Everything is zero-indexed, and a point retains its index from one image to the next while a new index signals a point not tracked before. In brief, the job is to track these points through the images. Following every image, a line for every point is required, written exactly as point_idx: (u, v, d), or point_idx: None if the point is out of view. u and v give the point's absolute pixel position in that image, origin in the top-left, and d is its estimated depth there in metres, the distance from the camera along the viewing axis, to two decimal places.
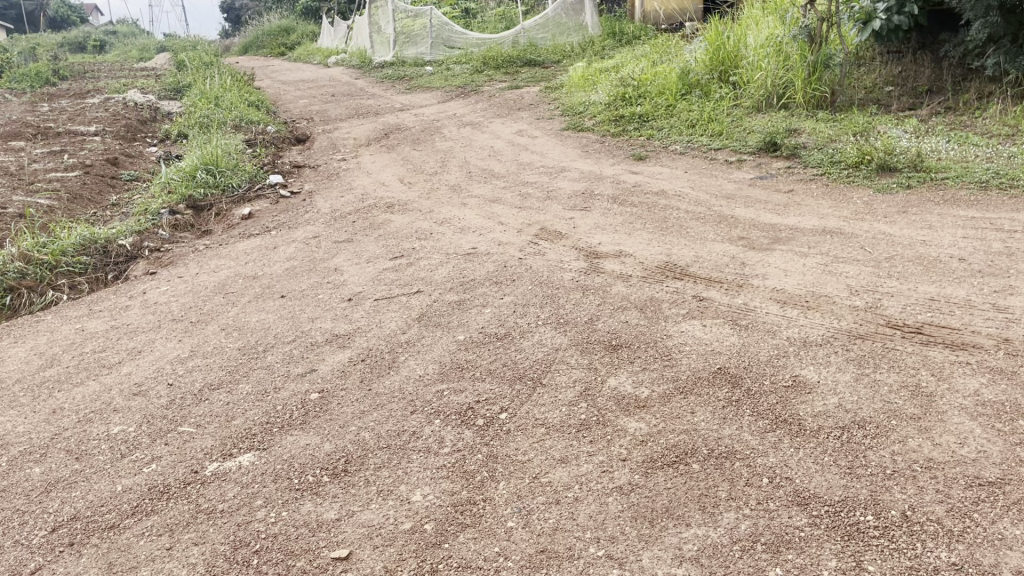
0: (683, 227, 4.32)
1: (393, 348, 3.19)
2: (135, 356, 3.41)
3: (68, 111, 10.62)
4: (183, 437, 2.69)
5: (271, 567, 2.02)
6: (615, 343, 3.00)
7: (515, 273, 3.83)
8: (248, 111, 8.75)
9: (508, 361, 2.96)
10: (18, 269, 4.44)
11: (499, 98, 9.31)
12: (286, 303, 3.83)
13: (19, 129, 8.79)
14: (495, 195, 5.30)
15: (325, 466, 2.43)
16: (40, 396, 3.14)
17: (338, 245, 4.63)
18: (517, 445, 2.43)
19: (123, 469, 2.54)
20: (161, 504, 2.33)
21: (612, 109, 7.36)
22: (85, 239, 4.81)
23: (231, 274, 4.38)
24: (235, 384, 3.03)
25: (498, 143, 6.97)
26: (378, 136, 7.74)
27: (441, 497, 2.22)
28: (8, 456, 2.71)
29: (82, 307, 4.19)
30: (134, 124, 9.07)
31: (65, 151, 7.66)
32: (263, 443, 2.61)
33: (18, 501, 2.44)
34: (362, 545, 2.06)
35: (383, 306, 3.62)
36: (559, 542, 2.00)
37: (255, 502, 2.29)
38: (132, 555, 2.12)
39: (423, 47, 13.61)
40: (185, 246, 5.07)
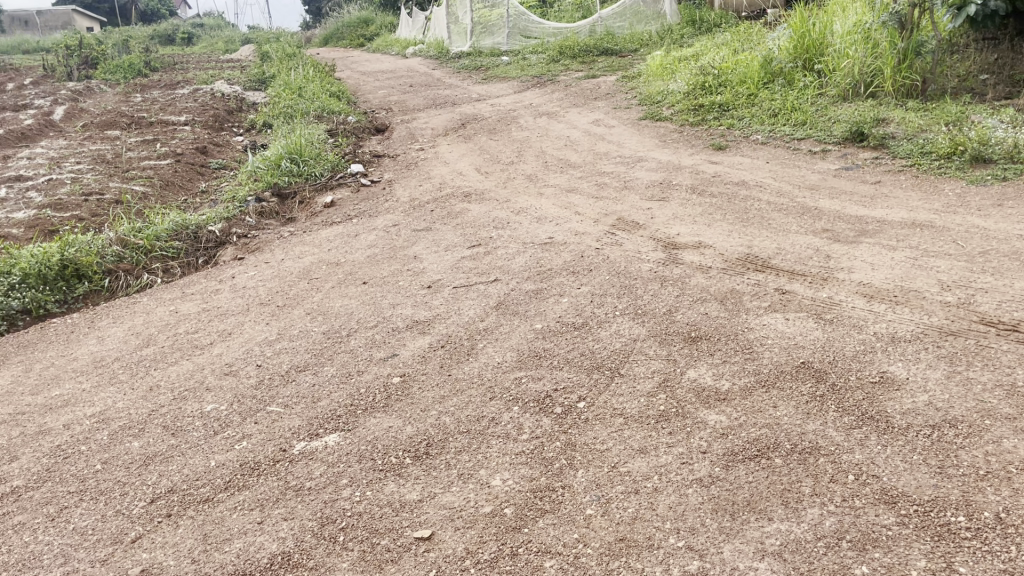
0: (764, 218, 4.25)
1: (472, 335, 3.23)
2: (226, 338, 3.54)
3: (159, 101, 11.02)
4: (272, 416, 2.79)
5: (357, 544, 2.08)
6: (695, 334, 2.98)
7: (592, 263, 3.82)
8: (330, 102, 8.93)
9: (586, 350, 2.97)
10: (115, 252, 4.65)
11: (576, 87, 9.28)
12: (368, 289, 3.92)
13: (114, 119, 9.18)
14: (571, 185, 5.31)
15: (408, 448, 2.49)
16: (138, 373, 3.30)
17: (417, 233, 4.71)
18: (596, 433, 2.44)
19: (216, 445, 2.65)
20: (252, 480, 2.43)
21: (691, 98, 7.27)
22: (177, 225, 5.01)
23: (315, 260, 4.50)
24: (321, 367, 3.13)
25: (574, 133, 6.95)
26: (455, 126, 7.81)
27: (520, 483, 2.25)
28: (111, 429, 2.85)
29: (175, 290, 4.37)
30: (222, 115, 9.38)
31: (158, 140, 7.98)
32: (348, 424, 2.68)
33: (120, 472, 2.57)
34: (444, 526, 2.11)
35: (462, 294, 3.67)
36: (638, 531, 2.00)
37: (341, 481, 2.37)
38: (226, 527, 2.22)
39: (500, 37, 13.64)
40: (270, 232, 5.23)
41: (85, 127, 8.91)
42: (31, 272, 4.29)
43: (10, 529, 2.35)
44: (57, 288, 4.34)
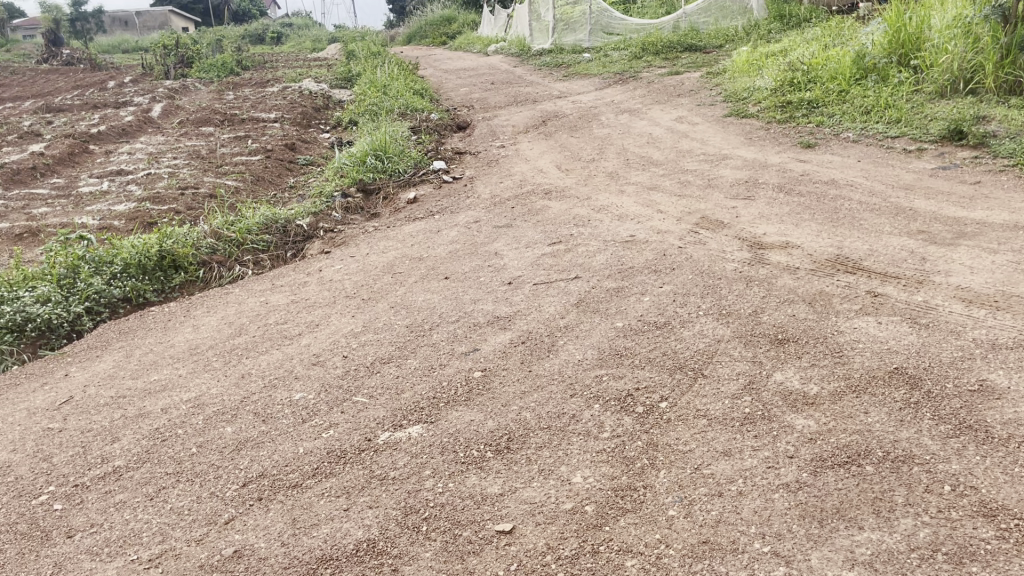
0: (855, 218, 4.12)
1: (553, 332, 3.23)
2: (313, 329, 3.64)
3: (251, 98, 11.38)
4: (358, 406, 2.86)
5: (439, 534, 2.12)
6: (782, 336, 2.92)
7: (675, 262, 3.78)
8: (413, 99, 9.07)
9: (668, 350, 2.94)
10: (210, 244, 4.84)
11: (658, 84, 9.18)
12: (449, 284, 3.97)
13: (208, 115, 9.53)
14: (654, 183, 5.26)
15: (489, 442, 2.51)
16: (232, 361, 3.43)
17: (498, 229, 4.74)
18: (679, 434, 2.42)
19: (305, 433, 2.73)
20: (338, 468, 2.50)
21: (778, 94, 7.11)
22: (267, 219, 5.17)
23: (398, 255, 4.58)
24: (404, 359, 3.19)
25: (657, 130, 6.88)
26: (536, 123, 7.82)
27: (601, 480, 2.25)
28: (205, 414, 2.97)
29: (265, 282, 4.51)
30: (309, 112, 9.63)
31: (249, 137, 8.25)
32: (431, 416, 2.73)
33: (214, 456, 2.67)
34: (526, 520, 2.13)
35: (542, 291, 3.68)
36: (722, 534, 1.98)
37: (424, 472, 2.41)
38: (314, 513, 2.29)
39: (582, 34, 13.58)
40: (356, 227, 5.34)
41: (181, 124, 9.27)
42: (132, 262, 4.48)
43: (112, 506, 2.45)
44: (155, 278, 4.53)
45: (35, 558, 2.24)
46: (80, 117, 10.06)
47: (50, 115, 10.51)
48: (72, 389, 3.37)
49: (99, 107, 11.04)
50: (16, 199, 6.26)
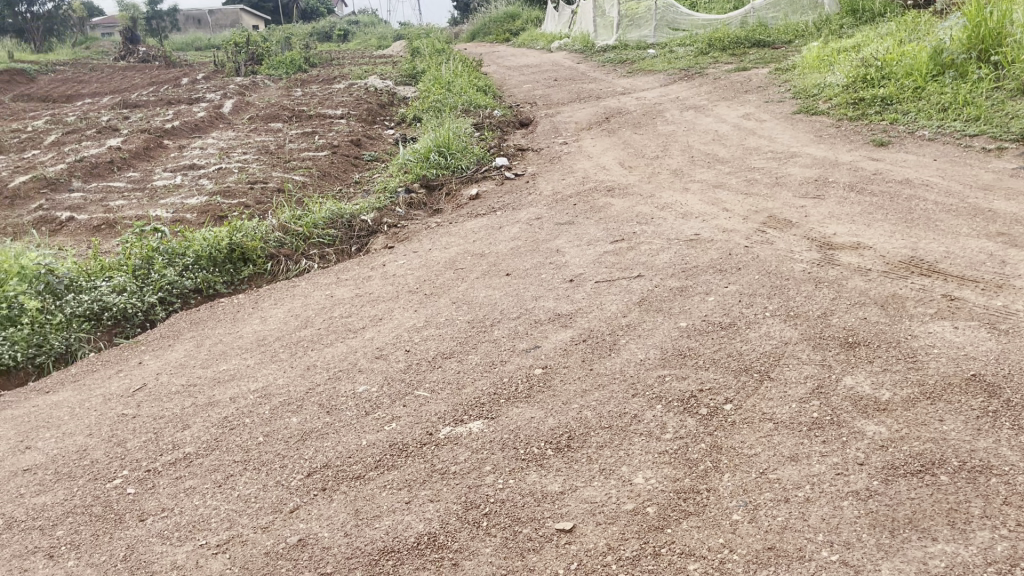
0: (930, 219, 3.99)
1: (615, 331, 3.20)
2: (376, 323, 3.69)
3: (318, 95, 11.59)
4: (419, 400, 2.89)
5: (499, 530, 2.12)
6: (853, 340, 2.84)
7: (741, 262, 3.71)
8: (477, 95, 9.10)
9: (733, 351, 2.89)
10: (278, 238, 4.94)
11: (725, 80, 9.03)
12: (511, 280, 3.98)
13: (277, 111, 9.74)
14: (719, 180, 5.17)
15: (550, 440, 2.51)
16: (297, 353, 3.49)
17: (560, 227, 4.72)
18: (744, 437, 2.38)
19: (368, 425, 2.77)
20: (400, 461, 2.52)
21: (850, 91, 6.93)
22: (333, 214, 5.26)
23: (460, 251, 4.60)
24: (466, 354, 3.20)
25: (723, 127, 6.77)
26: (600, 120, 7.78)
27: (663, 482, 2.22)
28: (272, 404, 3.03)
29: (330, 276, 4.58)
30: (375, 108, 9.76)
31: (316, 133, 8.39)
32: (492, 412, 2.73)
33: (280, 446, 2.72)
34: (586, 520, 2.11)
35: (604, 289, 3.65)
36: (789, 541, 1.93)
37: (484, 467, 2.41)
38: (376, 504, 2.31)
39: (647, 30, 13.45)
40: (419, 222, 5.39)
41: (251, 120, 9.49)
42: (203, 255, 4.61)
43: (182, 491, 2.52)
44: (225, 270, 4.65)
45: (110, 539, 2.31)
46: (155, 113, 10.39)
47: (127, 110, 10.88)
48: (146, 377, 3.48)
49: (173, 103, 11.37)
50: (95, 192, 6.49)
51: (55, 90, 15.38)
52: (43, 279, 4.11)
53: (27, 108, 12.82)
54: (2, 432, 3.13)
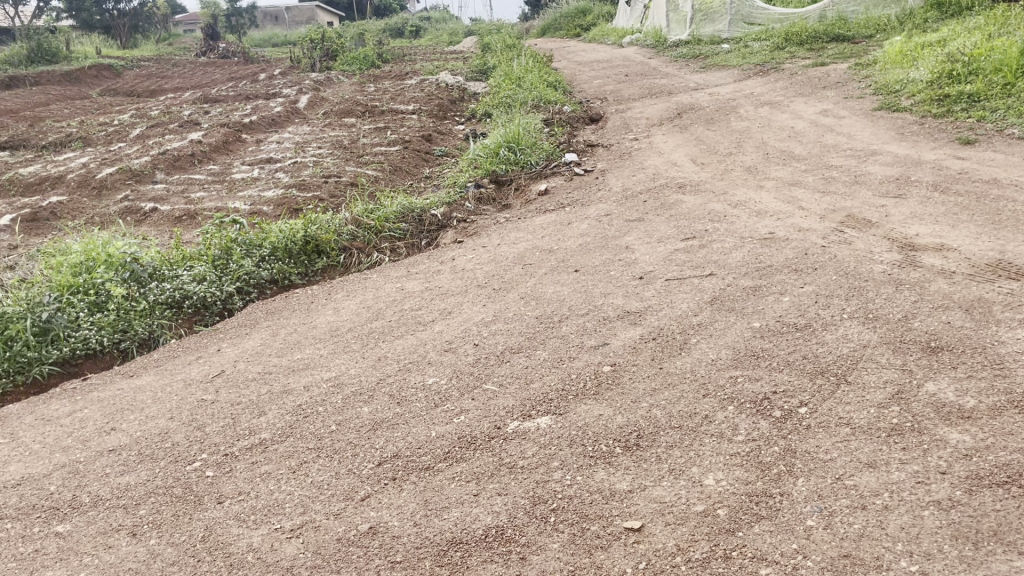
0: (1020, 220, 3.83)
1: (686, 330, 3.16)
2: (446, 317, 3.73)
3: (390, 91, 11.75)
4: (488, 394, 2.90)
5: (567, 526, 2.12)
6: (935, 344, 2.74)
7: (818, 262, 3.62)
8: (547, 91, 9.08)
9: (809, 353, 2.82)
10: (351, 231, 5.03)
11: (802, 75, 8.82)
12: (580, 277, 3.96)
13: (350, 106, 9.91)
14: (795, 178, 5.05)
15: (618, 438, 2.49)
16: (369, 344, 3.55)
17: (630, 223, 4.68)
18: (819, 442, 2.32)
19: (437, 417, 2.80)
20: (468, 453, 2.55)
21: (934, 87, 6.70)
22: (404, 208, 5.33)
23: (529, 247, 4.60)
24: (534, 349, 3.21)
25: (800, 123, 6.62)
26: (671, 116, 7.68)
27: (734, 484, 2.18)
28: (344, 394, 3.09)
29: (401, 269, 4.64)
30: (446, 104, 9.85)
31: (388, 128, 8.51)
32: (560, 408, 2.73)
33: (351, 434, 2.78)
34: (655, 519, 2.09)
35: (675, 287, 3.61)
36: (865, 549, 1.88)
37: (552, 463, 2.41)
38: (445, 496, 2.34)
39: (721, 24, 13.24)
40: (488, 218, 5.42)
41: (326, 115, 9.68)
42: (279, 246, 4.72)
43: (257, 476, 2.59)
44: (299, 262, 4.76)
45: (189, 520, 2.39)
46: (234, 107, 10.69)
47: (207, 105, 11.21)
48: (224, 363, 3.59)
49: (251, 98, 11.68)
50: (177, 184, 6.71)
51: (140, 85, 15.97)
52: (128, 267, 4.27)
53: (114, 102, 13.34)
54: (89, 412, 3.26)
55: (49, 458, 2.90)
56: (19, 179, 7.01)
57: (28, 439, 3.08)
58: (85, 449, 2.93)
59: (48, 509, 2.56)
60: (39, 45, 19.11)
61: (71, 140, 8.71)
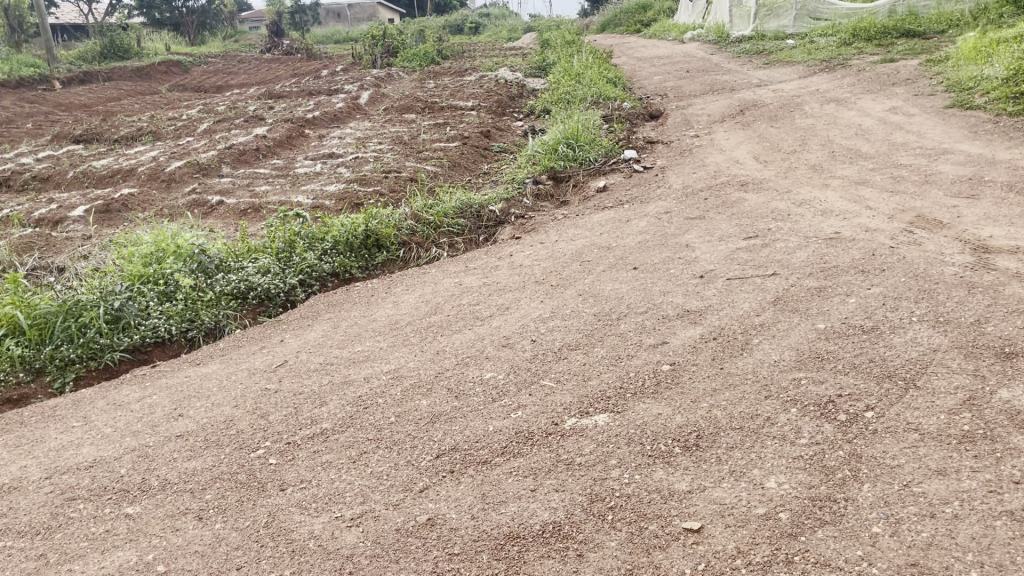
0: None
1: (747, 330, 3.12)
2: (504, 312, 3.74)
3: (450, 87, 11.83)
4: (545, 390, 2.90)
5: (625, 525, 2.11)
6: (1009, 351, 2.65)
7: (886, 263, 3.52)
8: (607, 87, 9.02)
9: (876, 356, 2.75)
10: (410, 226, 5.08)
11: (871, 72, 8.60)
12: (638, 274, 3.94)
13: (411, 102, 10.00)
14: (862, 177, 4.93)
15: (677, 437, 2.47)
16: (427, 338, 3.59)
17: (690, 221, 4.63)
18: (886, 447, 2.26)
19: (494, 412, 2.81)
20: (526, 449, 2.55)
21: (1010, 84, 6.46)
22: (462, 204, 5.36)
23: (587, 243, 4.59)
24: (592, 347, 3.20)
25: (867, 121, 6.45)
26: (733, 112, 7.57)
27: (797, 488, 2.14)
28: (403, 386, 3.13)
29: (459, 264, 4.67)
30: (505, 100, 9.87)
31: (447, 124, 8.56)
32: (618, 406, 2.72)
33: (410, 426, 2.81)
34: (715, 521, 2.07)
35: (736, 286, 3.56)
36: (934, 558, 1.83)
37: (610, 460, 2.40)
38: (502, 490, 2.35)
39: (786, 19, 13.00)
40: (546, 214, 5.42)
41: (387, 111, 9.80)
42: (341, 240, 4.79)
43: (319, 465, 2.64)
44: (360, 256, 4.82)
45: (252, 506, 2.45)
46: (297, 103, 10.88)
47: (271, 100, 11.44)
48: (286, 354, 3.66)
49: (314, 94, 11.88)
50: (242, 177, 6.87)
51: (207, 80, 16.38)
52: (196, 258, 4.39)
53: (183, 97, 13.71)
54: (158, 398, 3.37)
55: (119, 442, 3.00)
56: (93, 172, 7.25)
57: (100, 423, 3.19)
58: (154, 434, 3.02)
59: (118, 491, 2.65)
60: (111, 41, 19.74)
61: (142, 134, 8.98)
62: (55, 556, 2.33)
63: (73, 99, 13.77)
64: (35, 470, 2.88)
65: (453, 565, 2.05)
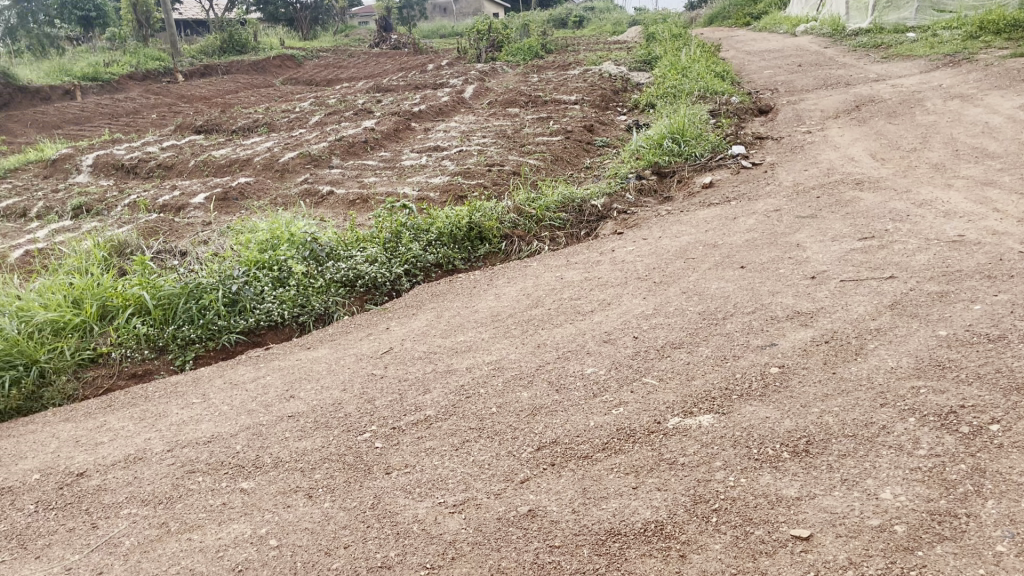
0: None
1: (862, 334, 3.00)
2: (605, 308, 3.72)
3: (554, 81, 11.83)
4: (647, 388, 2.87)
5: (730, 528, 2.06)
6: None
7: (1015, 269, 3.33)
8: (715, 81, 8.83)
9: (1003, 367, 2.60)
10: (513, 219, 5.11)
11: (1000, 66, 8.12)
12: (745, 273, 3.84)
13: (514, 96, 10.04)
14: (988, 178, 4.67)
15: (786, 442, 2.40)
16: (529, 330, 3.61)
17: (801, 220, 4.49)
18: (1013, 463, 2.14)
19: (595, 407, 2.80)
20: (628, 445, 2.53)
21: None
22: (565, 197, 5.36)
23: (692, 240, 4.51)
24: (696, 346, 3.14)
25: (996, 118, 6.10)
26: (849, 108, 7.28)
27: (914, 500, 2.05)
28: (505, 377, 3.16)
29: (561, 258, 4.67)
30: (609, 94, 9.80)
31: (551, 118, 8.57)
32: (724, 407, 2.66)
33: (511, 418, 2.83)
34: (825, 530, 2.00)
35: (850, 289, 3.43)
36: None
37: (715, 462, 2.36)
38: (604, 486, 2.34)
39: (907, 11, 12.42)
40: (649, 210, 5.35)
41: (491, 105, 9.88)
42: (445, 232, 4.87)
43: (422, 451, 2.70)
44: (463, 247, 4.89)
45: (359, 487, 2.52)
46: (404, 96, 11.10)
47: (379, 94, 11.71)
48: (392, 341, 3.75)
49: (419, 88, 12.09)
50: (351, 169, 7.06)
51: (318, 74, 16.88)
52: (308, 246, 4.55)
53: (296, 90, 14.19)
54: (271, 379, 3.51)
55: (235, 419, 3.15)
56: (212, 161, 7.61)
57: (218, 401, 3.35)
58: (267, 413, 3.15)
59: (234, 466, 2.77)
60: (230, 35, 20.57)
61: (257, 126, 9.34)
62: (176, 524, 2.47)
63: (195, 91, 14.44)
64: (158, 443, 3.05)
65: (554, 557, 2.06)
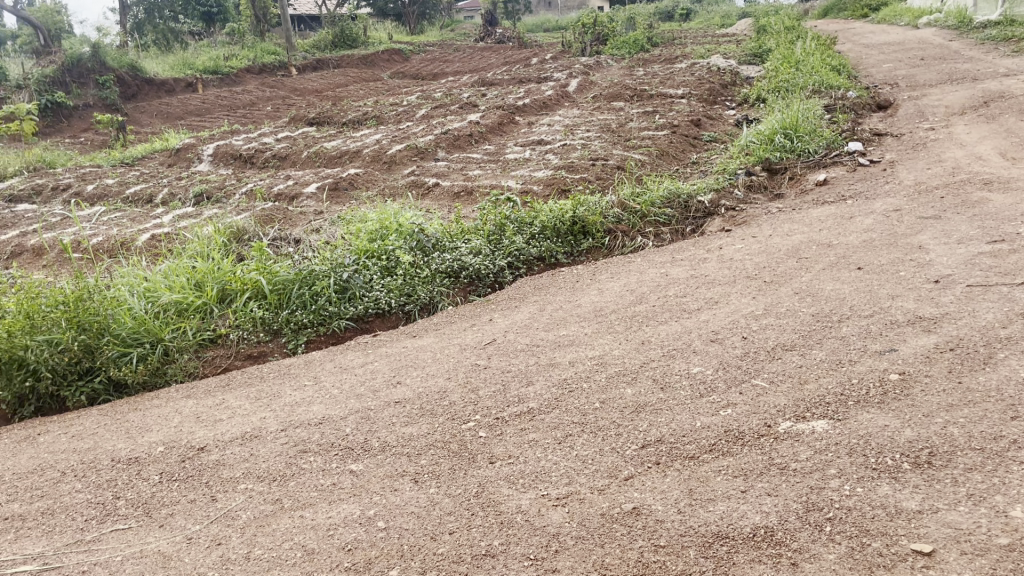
0: None
1: (990, 343, 2.84)
2: (712, 306, 3.64)
3: (660, 74, 11.66)
4: (757, 390, 2.80)
5: (845, 539, 1.99)
6: None
7: None
8: (830, 75, 8.51)
9: None
10: (617, 214, 5.07)
11: None
12: (862, 275, 3.70)
13: (619, 90, 9.95)
14: None
15: (906, 452, 2.29)
16: (633, 326, 3.57)
17: (923, 220, 4.28)
18: None
19: (702, 407, 2.75)
20: (736, 448, 2.47)
21: None
22: (671, 193, 5.28)
23: (804, 239, 4.37)
24: (809, 348, 3.04)
25: None
26: (976, 104, 6.89)
27: None
28: (608, 373, 3.14)
29: (666, 255, 4.60)
30: (717, 88, 9.58)
31: (657, 112, 8.45)
32: (838, 413, 2.57)
33: (615, 414, 2.81)
34: (949, 546, 1.90)
35: (978, 294, 3.25)
36: None
37: (829, 470, 2.28)
38: (711, 488, 2.29)
39: None
40: (759, 207, 5.22)
41: (595, 99, 9.83)
42: (549, 225, 4.87)
43: (526, 442, 2.71)
44: (567, 241, 4.88)
45: (464, 475, 2.56)
46: (508, 90, 11.16)
47: (484, 88, 11.82)
48: (495, 332, 3.78)
49: (524, 82, 12.13)
50: (456, 161, 7.15)
51: (425, 68, 17.18)
52: (415, 237, 4.63)
53: (403, 84, 14.48)
54: (378, 365, 3.60)
55: (344, 403, 3.24)
56: (324, 152, 7.86)
57: (328, 384, 3.46)
58: (375, 398, 3.23)
59: (343, 448, 2.85)
60: (341, 31, 21.18)
61: (366, 119, 9.58)
62: (289, 502, 2.56)
63: (307, 84, 14.94)
64: (272, 422, 3.17)
65: (660, 557, 2.03)
